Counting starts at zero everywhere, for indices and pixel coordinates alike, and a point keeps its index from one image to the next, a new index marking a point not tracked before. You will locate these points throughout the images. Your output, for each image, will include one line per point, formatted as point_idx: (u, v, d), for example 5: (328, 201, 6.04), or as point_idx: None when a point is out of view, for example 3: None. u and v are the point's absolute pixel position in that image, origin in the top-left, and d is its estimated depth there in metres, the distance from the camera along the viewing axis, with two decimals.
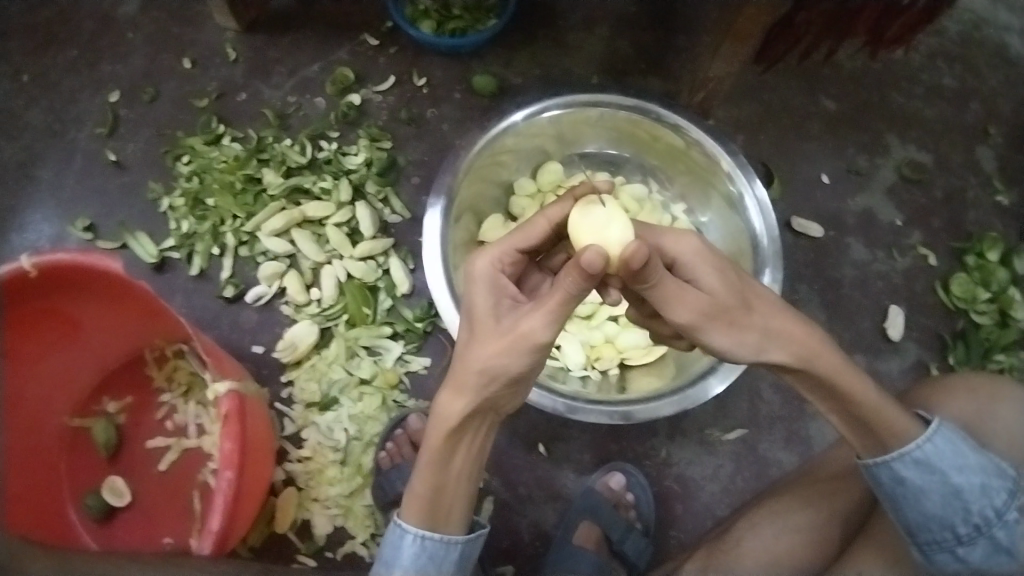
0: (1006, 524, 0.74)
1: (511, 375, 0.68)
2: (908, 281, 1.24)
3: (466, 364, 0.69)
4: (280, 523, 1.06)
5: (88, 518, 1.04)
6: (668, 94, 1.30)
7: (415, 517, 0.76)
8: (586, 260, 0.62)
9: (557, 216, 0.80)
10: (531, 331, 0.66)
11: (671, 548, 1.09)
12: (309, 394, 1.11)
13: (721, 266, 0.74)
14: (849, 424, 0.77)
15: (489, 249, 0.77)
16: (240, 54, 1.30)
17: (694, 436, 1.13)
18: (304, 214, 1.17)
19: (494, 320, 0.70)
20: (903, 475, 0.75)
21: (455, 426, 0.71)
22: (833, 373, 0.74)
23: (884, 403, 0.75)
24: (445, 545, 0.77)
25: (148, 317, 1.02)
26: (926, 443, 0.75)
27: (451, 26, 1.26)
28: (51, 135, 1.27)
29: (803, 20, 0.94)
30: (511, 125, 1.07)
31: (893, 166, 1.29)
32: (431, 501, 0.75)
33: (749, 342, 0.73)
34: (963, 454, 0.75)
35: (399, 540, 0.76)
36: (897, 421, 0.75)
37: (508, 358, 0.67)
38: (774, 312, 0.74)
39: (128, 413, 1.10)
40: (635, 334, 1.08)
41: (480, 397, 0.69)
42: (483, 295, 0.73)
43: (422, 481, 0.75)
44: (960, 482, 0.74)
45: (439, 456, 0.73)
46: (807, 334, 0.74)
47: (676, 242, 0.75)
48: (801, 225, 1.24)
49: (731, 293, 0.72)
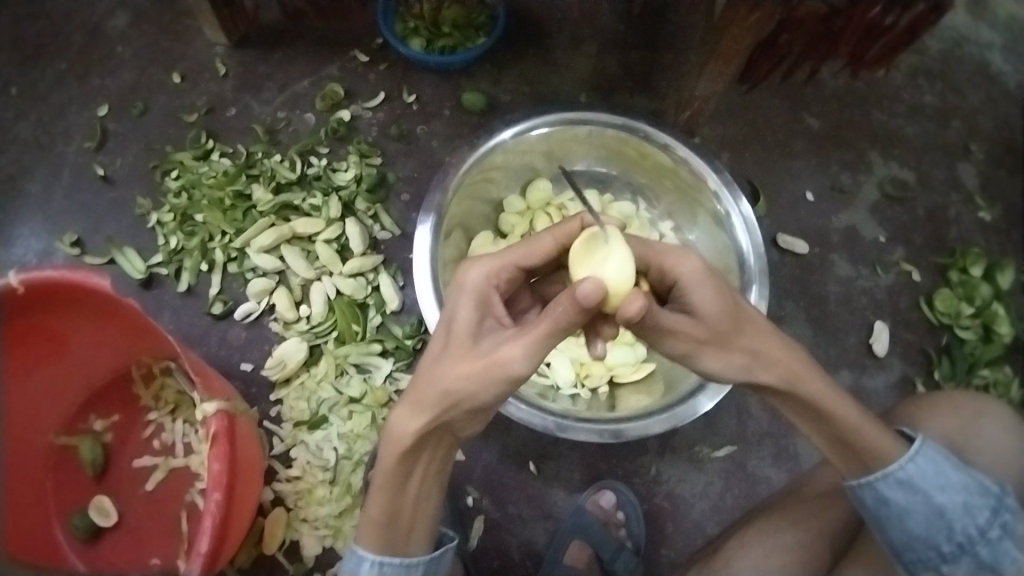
0: (989, 541, 0.75)
1: (472, 403, 0.70)
2: (891, 297, 1.25)
3: (432, 384, 0.70)
4: (268, 544, 1.06)
5: (74, 538, 1.03)
6: (655, 112, 1.31)
7: (373, 545, 0.77)
8: (581, 289, 0.64)
9: (562, 236, 0.82)
10: (507, 359, 0.67)
11: (661, 565, 1.10)
12: (297, 412, 1.11)
13: (719, 286, 0.75)
14: (832, 445, 0.79)
15: (488, 262, 0.78)
16: (230, 69, 1.30)
17: (683, 453, 1.13)
18: (293, 231, 1.17)
19: (469, 341, 0.71)
20: (886, 496, 0.77)
21: (410, 448, 0.73)
22: (818, 395, 0.76)
23: (865, 424, 0.77)
24: (406, 566, 0.79)
25: (136, 335, 1.01)
26: (908, 463, 0.76)
27: (440, 44, 1.27)
28: (40, 149, 1.27)
29: (788, 39, 0.98)
30: (500, 143, 1.08)
31: (876, 184, 1.30)
32: (389, 527, 0.77)
33: (736, 364, 0.75)
34: (945, 473, 0.76)
35: (357, 564, 0.78)
36: (884, 441, 0.77)
37: (476, 384, 0.68)
38: (762, 336, 0.76)
39: (115, 431, 1.09)
40: (624, 351, 1.08)
41: (436, 416, 0.70)
42: (468, 309, 0.74)
43: (378, 507, 0.76)
44: (942, 500, 0.75)
45: (395, 477, 0.75)
46: (790, 356, 0.76)
47: (679, 263, 0.76)
48: (787, 242, 1.25)
49: (727, 319, 0.74)
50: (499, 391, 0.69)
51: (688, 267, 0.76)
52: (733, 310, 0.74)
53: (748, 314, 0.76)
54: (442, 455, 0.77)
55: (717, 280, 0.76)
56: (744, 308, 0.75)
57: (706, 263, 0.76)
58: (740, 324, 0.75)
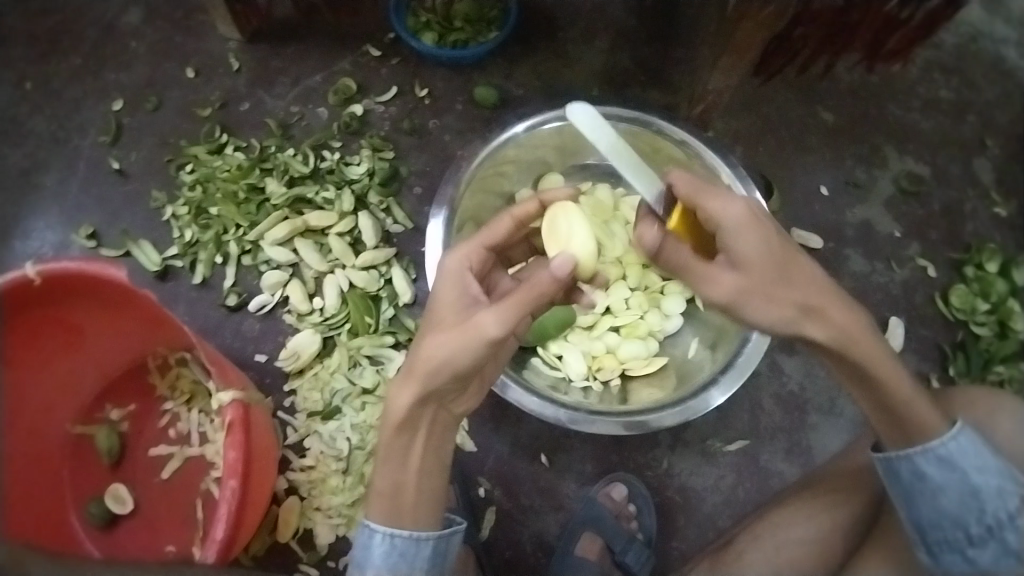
0: (1019, 529, 0.73)
1: (456, 370, 0.72)
2: (907, 293, 1.24)
3: (418, 355, 0.73)
4: (283, 532, 1.07)
5: (91, 526, 1.04)
6: (667, 106, 1.31)
7: (382, 515, 0.77)
8: (556, 263, 0.72)
9: (523, 214, 0.85)
10: (481, 322, 0.69)
11: (673, 559, 1.10)
12: (311, 403, 1.12)
13: (765, 231, 0.75)
14: (877, 412, 0.80)
15: (463, 247, 0.79)
16: (243, 64, 1.31)
17: (695, 447, 1.13)
18: (307, 223, 1.18)
19: (452, 314, 0.74)
20: (923, 470, 0.77)
21: (407, 419, 0.75)
22: (870, 361, 0.77)
23: (917, 398, 0.77)
24: (416, 541, 0.77)
25: (152, 325, 1.02)
26: (949, 441, 0.76)
27: (453, 38, 1.28)
28: (55, 143, 1.28)
29: (803, 33, 0.97)
30: (512, 136, 1.08)
31: (892, 178, 1.29)
32: (394, 499, 0.77)
33: (786, 315, 0.75)
34: (984, 457, 0.75)
35: (369, 540, 0.77)
36: (928, 414, 0.77)
37: (453, 348, 0.70)
38: (813, 288, 0.76)
39: (130, 421, 1.10)
40: (637, 344, 1.08)
41: (426, 388, 0.73)
42: (448, 289, 0.76)
43: (383, 478, 0.77)
44: (978, 482, 0.75)
45: (394, 448, 0.76)
46: (846, 319, 0.76)
47: (723, 209, 0.76)
48: (801, 236, 1.25)
49: (768, 266, 0.74)
50: (478, 352, 0.70)
51: (733, 213, 0.75)
52: (775, 258, 0.75)
53: (803, 265, 0.76)
54: (442, 432, 0.78)
55: (761, 225, 0.75)
56: (790, 249, 0.76)
57: (746, 207, 0.75)
58: (790, 275, 0.75)
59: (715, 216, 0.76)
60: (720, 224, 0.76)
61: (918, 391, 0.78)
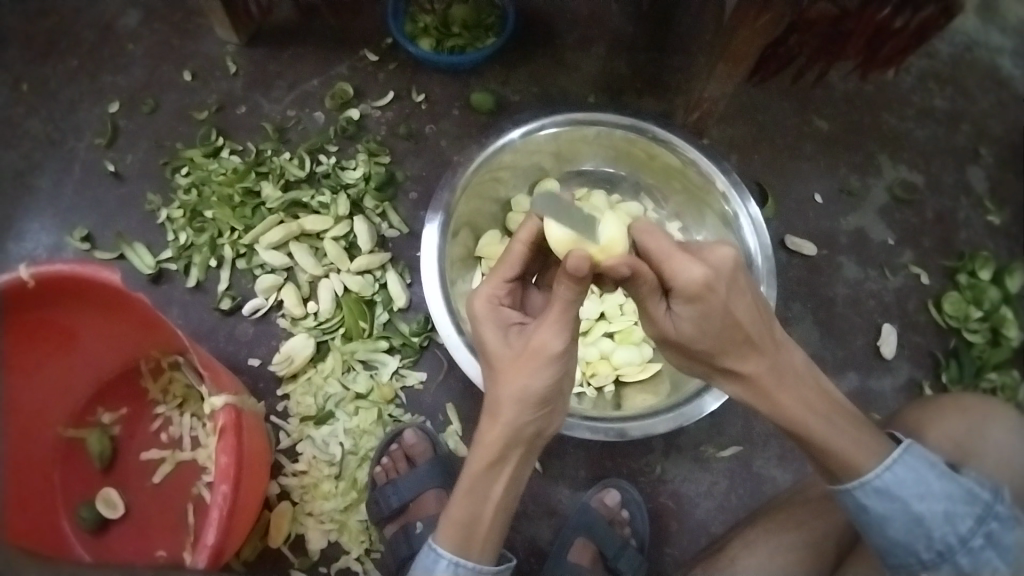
0: (970, 551, 0.74)
1: (538, 393, 0.73)
2: (899, 300, 1.26)
3: (501, 398, 0.74)
4: (274, 537, 1.06)
5: (82, 529, 1.04)
6: (664, 113, 1.32)
7: (450, 542, 0.75)
8: (569, 263, 0.65)
9: (531, 236, 0.80)
10: (540, 342, 0.72)
11: (666, 565, 1.09)
12: (304, 408, 1.12)
13: (718, 303, 0.72)
14: (816, 463, 0.80)
15: (485, 285, 0.81)
16: (241, 67, 1.31)
17: (689, 453, 1.13)
18: (302, 228, 1.18)
19: (506, 348, 0.76)
20: (866, 503, 0.76)
21: (496, 454, 0.75)
22: (788, 417, 0.78)
23: (857, 450, 0.76)
24: (477, 574, 0.76)
25: (144, 328, 1.01)
26: (885, 472, 0.75)
27: (450, 43, 1.28)
28: (51, 144, 1.28)
29: (798, 41, 0.97)
30: (508, 142, 1.08)
31: (886, 186, 1.30)
32: (467, 527, 0.76)
33: (699, 370, 0.83)
34: (926, 482, 0.75)
35: (432, 563, 0.75)
36: (856, 453, 0.76)
37: (528, 375, 0.72)
38: (746, 359, 0.76)
39: (122, 425, 1.10)
40: (630, 351, 1.08)
41: (517, 420, 0.74)
42: (491, 331, 0.78)
43: (459, 507, 0.76)
44: (921, 509, 0.74)
45: (481, 483, 0.76)
46: (789, 396, 0.78)
47: (678, 275, 0.72)
48: (795, 243, 1.28)
49: (699, 336, 0.75)
50: (551, 373, 0.72)
51: (682, 284, 0.72)
52: (717, 333, 0.74)
53: (752, 334, 0.74)
54: (527, 462, 0.79)
55: (708, 302, 0.72)
56: (737, 328, 0.73)
57: (704, 278, 0.71)
58: (734, 342, 0.75)
59: (671, 278, 0.73)
60: (676, 285, 0.73)
61: (849, 428, 0.77)
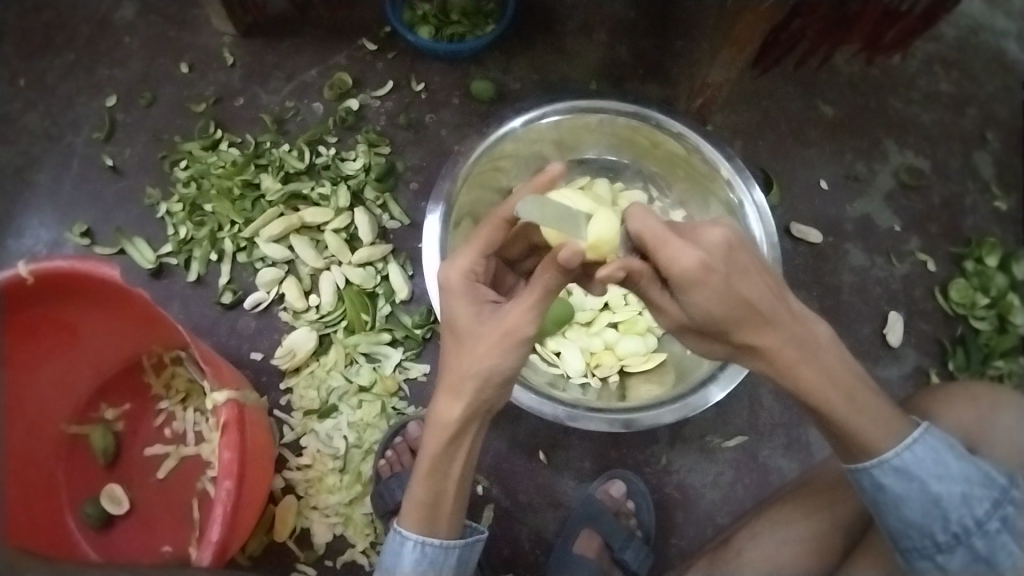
0: (986, 534, 0.74)
1: (504, 373, 0.72)
2: (907, 287, 1.24)
3: (463, 373, 0.72)
4: (279, 531, 1.06)
5: (86, 525, 1.04)
6: (666, 100, 1.30)
7: (415, 524, 0.77)
8: (563, 258, 0.65)
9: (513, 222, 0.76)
10: (517, 327, 0.70)
11: (671, 555, 1.09)
12: (307, 401, 1.11)
13: (718, 285, 0.70)
14: (830, 439, 0.79)
15: (461, 256, 0.76)
16: (238, 58, 1.30)
17: (694, 443, 1.13)
18: (303, 220, 1.17)
19: (479, 324, 0.73)
20: (883, 482, 0.76)
21: (455, 431, 0.74)
22: (807, 390, 0.75)
23: (852, 417, 0.75)
24: (445, 549, 0.78)
25: (146, 324, 1.01)
26: (904, 452, 0.75)
27: (449, 31, 1.27)
28: (49, 139, 1.27)
29: (800, 25, 0.96)
30: (510, 130, 1.08)
31: (892, 172, 1.28)
32: (432, 508, 0.77)
33: (717, 352, 0.81)
34: (945, 464, 0.74)
35: (400, 547, 0.77)
36: (856, 430, 0.75)
37: (497, 358, 0.71)
38: (760, 333, 0.74)
39: (126, 420, 1.10)
40: (634, 341, 1.07)
41: (475, 401, 0.72)
42: (462, 305, 0.74)
43: (423, 487, 0.76)
44: (939, 490, 0.74)
45: (440, 462, 0.75)
46: (811, 372, 0.75)
47: (675, 261, 0.70)
48: (801, 231, 1.24)
49: (713, 319, 0.73)
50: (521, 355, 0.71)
51: (680, 268, 0.70)
52: (729, 309, 0.71)
53: (758, 314, 0.72)
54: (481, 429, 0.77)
55: (712, 282, 0.70)
56: (746, 302, 0.71)
57: (702, 262, 0.69)
58: (741, 323, 0.73)
59: (666, 268, 0.71)
60: (671, 274, 0.71)
61: (864, 407, 0.75)
